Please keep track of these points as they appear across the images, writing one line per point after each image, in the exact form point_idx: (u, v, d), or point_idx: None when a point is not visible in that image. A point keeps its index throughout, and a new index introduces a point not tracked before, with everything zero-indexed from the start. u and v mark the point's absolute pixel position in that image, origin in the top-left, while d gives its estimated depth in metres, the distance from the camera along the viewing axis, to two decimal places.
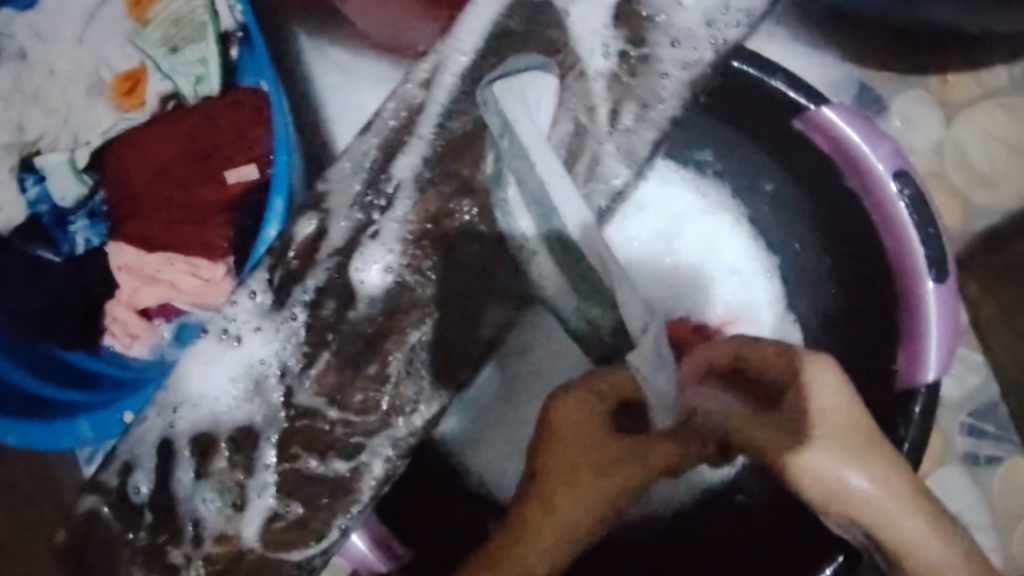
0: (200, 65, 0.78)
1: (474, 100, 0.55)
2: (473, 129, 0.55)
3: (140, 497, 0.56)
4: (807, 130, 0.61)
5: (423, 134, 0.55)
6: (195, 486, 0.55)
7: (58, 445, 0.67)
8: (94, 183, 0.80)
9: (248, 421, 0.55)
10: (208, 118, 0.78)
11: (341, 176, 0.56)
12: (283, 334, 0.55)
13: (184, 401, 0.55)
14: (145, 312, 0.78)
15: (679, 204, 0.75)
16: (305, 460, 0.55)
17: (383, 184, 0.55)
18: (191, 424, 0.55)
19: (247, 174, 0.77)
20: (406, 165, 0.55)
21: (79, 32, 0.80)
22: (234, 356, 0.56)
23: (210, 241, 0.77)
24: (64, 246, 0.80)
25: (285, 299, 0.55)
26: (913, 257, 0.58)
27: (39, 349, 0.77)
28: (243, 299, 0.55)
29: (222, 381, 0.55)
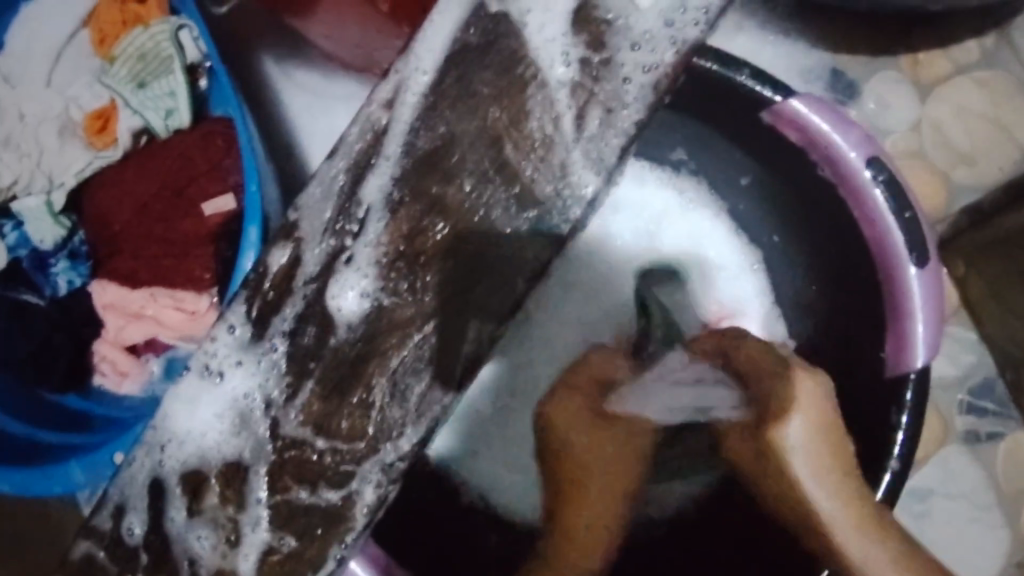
0: (170, 97, 0.77)
1: (442, 119, 0.55)
2: (439, 143, 0.55)
3: (134, 539, 0.56)
4: (777, 123, 0.60)
5: (390, 155, 0.55)
6: (187, 525, 0.55)
7: (50, 489, 0.66)
8: (72, 223, 0.79)
9: (236, 456, 0.55)
10: (181, 152, 0.78)
11: (311, 203, 0.56)
12: (264, 367, 0.55)
13: (172, 441, 0.55)
14: (132, 348, 0.79)
15: (658, 202, 0.74)
16: (297, 493, 0.54)
17: (353, 207, 0.55)
18: (180, 463, 0.55)
19: (225, 205, 0.77)
20: (374, 186, 0.55)
21: (47, 73, 0.81)
22: (220, 393, 0.56)
23: (193, 272, 0.77)
24: (48, 289, 0.79)
25: (265, 331, 0.55)
26: (893, 243, 0.58)
27: (35, 394, 0.78)
28: (223, 334, 0.56)
29: (206, 419, 0.55)
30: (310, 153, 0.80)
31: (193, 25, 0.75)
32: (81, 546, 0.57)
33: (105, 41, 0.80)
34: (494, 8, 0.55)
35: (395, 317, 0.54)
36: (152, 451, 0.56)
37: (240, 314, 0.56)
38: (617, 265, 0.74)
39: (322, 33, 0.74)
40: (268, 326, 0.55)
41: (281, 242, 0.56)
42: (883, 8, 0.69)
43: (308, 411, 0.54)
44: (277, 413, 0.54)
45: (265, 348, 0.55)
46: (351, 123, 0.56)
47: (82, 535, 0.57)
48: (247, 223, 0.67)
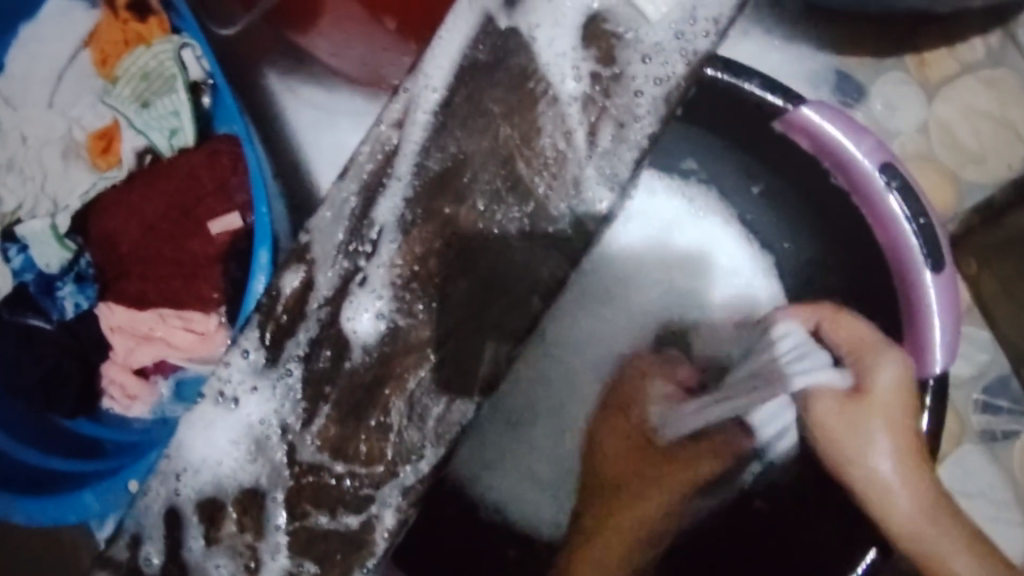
0: (174, 117, 0.77)
1: (452, 139, 0.55)
2: (452, 164, 0.55)
3: (152, 569, 0.55)
4: (789, 131, 0.60)
5: (401, 175, 0.55)
6: (205, 554, 0.54)
7: (65, 518, 0.66)
8: (77, 246, 0.78)
9: (254, 482, 0.54)
10: (187, 171, 0.77)
11: (323, 225, 0.56)
12: (280, 391, 0.55)
13: (188, 469, 0.55)
14: (141, 371, 0.78)
15: (669, 211, 0.74)
16: (315, 517, 0.53)
17: (365, 230, 0.55)
18: (196, 492, 0.55)
19: (232, 224, 0.77)
20: (388, 208, 0.55)
21: (48, 94, 0.80)
22: (236, 419, 0.55)
23: (201, 293, 0.77)
24: (56, 312, 0.78)
25: (279, 355, 0.55)
26: (910, 249, 0.58)
27: (45, 420, 0.77)
28: (236, 359, 0.55)
29: (222, 445, 0.55)
30: (317, 171, 0.80)
31: (196, 44, 0.75)
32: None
33: (107, 60, 0.79)
34: (502, 26, 0.55)
35: (411, 338, 0.53)
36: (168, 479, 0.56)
37: (253, 338, 0.56)
38: (630, 276, 0.74)
39: (328, 49, 0.74)
40: (282, 350, 0.55)
41: (293, 265, 0.56)
42: (891, 11, 0.69)
43: (324, 435, 0.53)
44: (294, 438, 0.54)
45: (279, 372, 0.55)
46: (362, 143, 0.56)
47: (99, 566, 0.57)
48: (258, 244, 0.66)
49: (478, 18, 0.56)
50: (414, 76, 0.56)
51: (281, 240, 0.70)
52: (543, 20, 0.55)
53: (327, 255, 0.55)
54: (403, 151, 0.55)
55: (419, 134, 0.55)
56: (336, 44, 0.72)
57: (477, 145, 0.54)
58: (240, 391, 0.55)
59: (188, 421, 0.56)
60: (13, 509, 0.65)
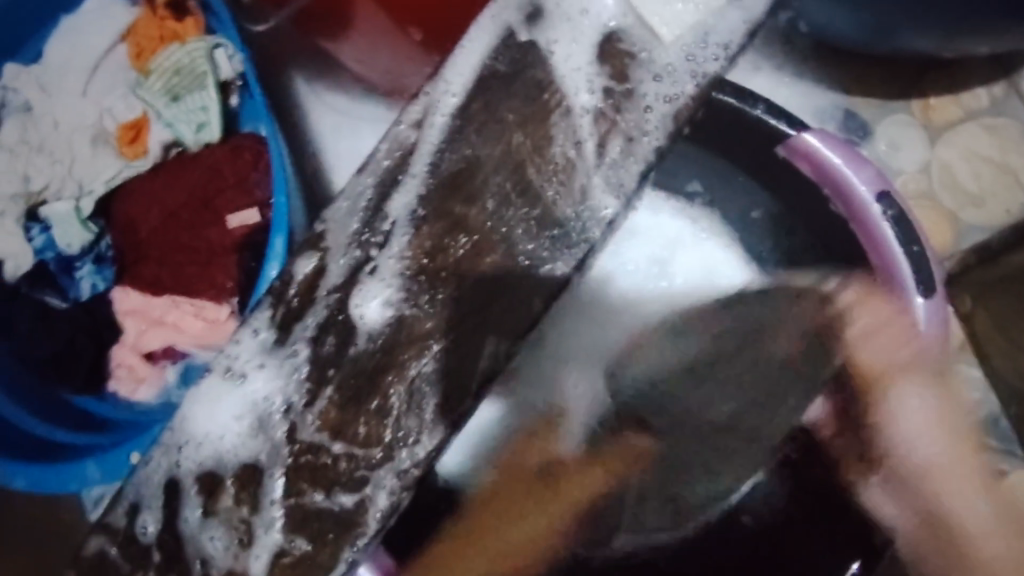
0: (201, 113, 0.81)
1: (469, 144, 0.58)
2: (464, 168, 0.57)
3: (148, 536, 0.57)
4: (792, 157, 0.63)
5: (416, 173, 0.58)
6: (201, 524, 0.56)
7: (65, 487, 0.68)
8: (99, 230, 0.81)
9: (253, 457, 0.56)
10: (212, 165, 0.80)
11: (339, 216, 0.58)
12: (286, 370, 0.57)
13: (190, 441, 0.57)
14: (150, 355, 0.80)
15: (671, 232, 0.77)
16: (312, 493, 0.55)
17: (379, 224, 0.57)
18: (197, 465, 0.57)
19: (249, 217, 0.79)
20: (399, 205, 0.57)
21: (82, 83, 0.83)
22: (240, 396, 0.57)
23: (214, 281, 0.79)
24: (72, 291, 0.81)
25: (287, 336, 0.57)
26: (902, 275, 0.62)
27: (52, 395, 0.79)
28: (246, 338, 0.57)
29: (226, 420, 0.57)
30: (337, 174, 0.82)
31: (229, 44, 0.79)
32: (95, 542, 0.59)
33: (142, 54, 0.82)
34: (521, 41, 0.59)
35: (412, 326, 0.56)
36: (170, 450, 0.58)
37: (264, 318, 0.58)
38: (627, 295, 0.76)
39: (353, 57, 0.77)
40: (292, 332, 0.57)
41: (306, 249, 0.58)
42: (899, 52, 0.71)
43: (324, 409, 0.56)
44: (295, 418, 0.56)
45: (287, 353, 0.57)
46: (381, 140, 0.58)
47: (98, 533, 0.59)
48: (275, 232, 0.69)
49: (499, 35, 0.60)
50: (435, 83, 0.59)
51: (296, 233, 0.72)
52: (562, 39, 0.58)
53: (339, 245, 0.58)
54: (420, 151, 0.58)
55: (437, 136, 0.58)
56: (361, 51, 0.75)
57: (490, 152, 0.57)
58: (247, 367, 0.57)
59: (194, 393, 0.58)
60: (19, 475, 0.67)
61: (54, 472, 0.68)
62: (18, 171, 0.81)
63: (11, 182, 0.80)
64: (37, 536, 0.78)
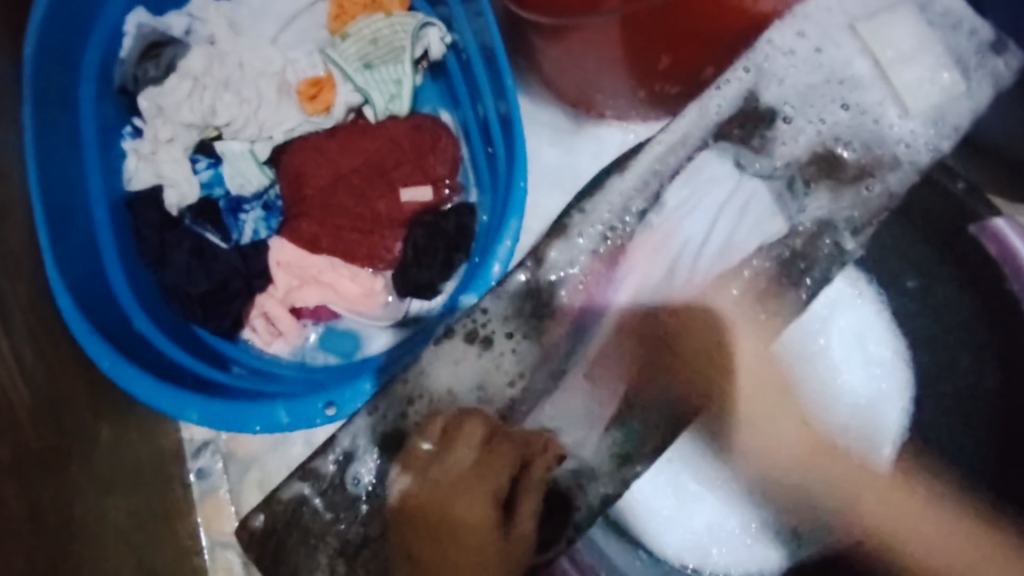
0: (395, 84, 0.81)
1: (719, 162, 0.68)
2: (699, 158, 0.69)
3: (358, 487, 0.63)
4: (983, 238, 0.64)
5: (638, 166, 0.70)
6: (366, 449, 0.64)
7: (256, 425, 0.71)
8: (272, 176, 0.82)
9: (481, 380, 0.65)
10: (392, 139, 0.81)
11: (594, 210, 0.69)
12: (522, 304, 0.66)
13: (421, 396, 0.65)
14: (297, 310, 0.80)
15: (657, 485, 0.75)
16: (568, 465, 0.63)
17: (627, 224, 0.68)
18: (403, 394, 0.66)
19: (422, 194, 0.80)
20: (616, 196, 0.69)
21: (275, 31, 0.84)
22: (483, 356, 0.66)
23: (375, 250, 0.80)
24: (233, 234, 0.80)
25: (538, 289, 0.67)
26: None
27: (188, 329, 0.79)
28: (494, 305, 0.67)
29: (458, 374, 0.65)
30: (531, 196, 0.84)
31: (440, 24, 0.80)
32: (296, 487, 0.62)
33: (342, 16, 0.83)
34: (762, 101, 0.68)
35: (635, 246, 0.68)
36: (394, 402, 0.66)
37: (504, 299, 0.66)
38: (700, 521, 0.75)
39: (561, 56, 0.75)
40: (547, 296, 0.67)
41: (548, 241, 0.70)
42: None
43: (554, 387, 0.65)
44: (520, 352, 0.66)
45: (536, 304, 0.67)
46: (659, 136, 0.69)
47: (297, 478, 0.63)
48: (512, 214, 0.73)
49: (748, 86, 0.68)
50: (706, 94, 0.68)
51: (497, 220, 0.76)
52: (851, 104, 0.66)
53: (590, 242, 0.67)
54: (659, 160, 0.69)
55: (674, 153, 0.69)
56: (567, 54, 0.74)
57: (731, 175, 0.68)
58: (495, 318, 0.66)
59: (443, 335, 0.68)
60: (195, 410, 0.70)
61: (241, 412, 0.71)
62: (204, 105, 0.80)
63: (194, 113, 0.80)
64: (145, 479, 0.77)
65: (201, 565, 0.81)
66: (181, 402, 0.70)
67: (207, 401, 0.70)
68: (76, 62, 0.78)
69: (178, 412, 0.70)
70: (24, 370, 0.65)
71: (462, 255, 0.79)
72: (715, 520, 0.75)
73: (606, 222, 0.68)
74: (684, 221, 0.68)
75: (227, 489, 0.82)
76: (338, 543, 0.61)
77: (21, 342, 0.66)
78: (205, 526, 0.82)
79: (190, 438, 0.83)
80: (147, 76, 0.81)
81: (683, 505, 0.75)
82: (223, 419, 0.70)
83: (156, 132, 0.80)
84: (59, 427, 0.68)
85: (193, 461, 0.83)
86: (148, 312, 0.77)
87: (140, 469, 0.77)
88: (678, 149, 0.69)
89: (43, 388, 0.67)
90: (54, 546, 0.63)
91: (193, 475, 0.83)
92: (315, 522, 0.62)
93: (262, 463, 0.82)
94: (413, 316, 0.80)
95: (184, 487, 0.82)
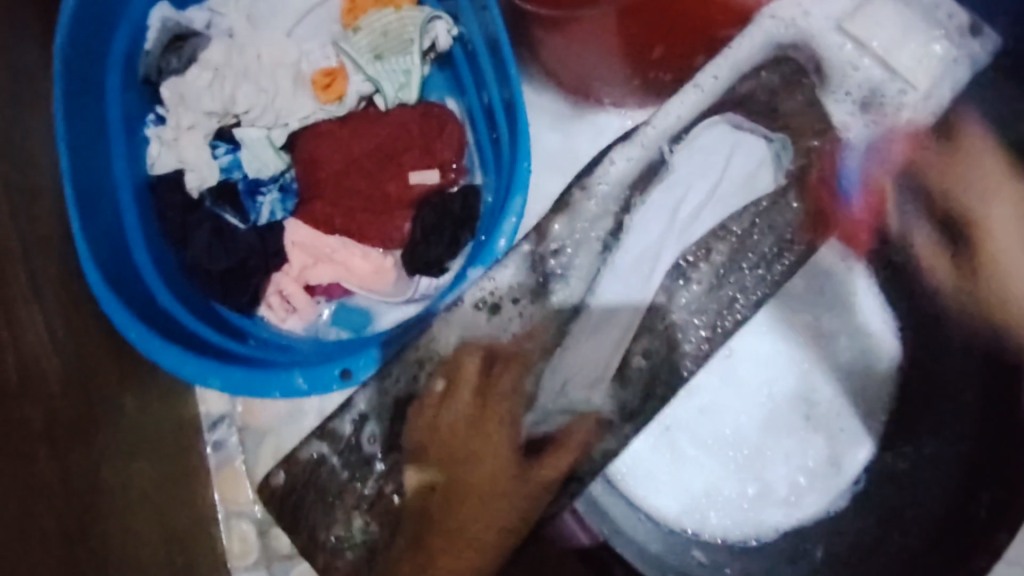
0: (404, 74, 0.85)
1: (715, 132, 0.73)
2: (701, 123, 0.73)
3: (371, 445, 0.67)
4: None
5: (640, 141, 0.73)
6: (382, 413, 0.69)
7: (274, 391, 0.75)
8: (288, 161, 0.86)
9: (489, 341, 0.69)
10: (402, 125, 0.85)
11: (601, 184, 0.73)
12: (527, 268, 0.71)
13: (431, 358, 0.69)
14: (311, 288, 0.84)
15: (650, 453, 0.73)
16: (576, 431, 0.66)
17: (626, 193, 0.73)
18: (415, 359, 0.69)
19: (430, 177, 0.84)
20: (619, 167, 0.73)
21: (291, 25, 0.89)
22: (490, 318, 0.70)
23: (385, 231, 0.84)
24: (250, 215, 0.85)
25: (541, 256, 0.71)
26: None
27: (208, 306, 0.84)
28: (503, 272, 0.71)
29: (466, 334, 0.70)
30: None
31: (447, 17, 0.85)
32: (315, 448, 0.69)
33: (354, 11, 0.88)
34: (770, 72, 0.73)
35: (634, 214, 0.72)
36: (408, 364, 0.70)
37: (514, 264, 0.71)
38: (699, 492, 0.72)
39: None
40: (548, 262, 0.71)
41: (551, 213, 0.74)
42: None
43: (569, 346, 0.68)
44: (527, 313, 0.70)
45: (538, 273, 0.71)
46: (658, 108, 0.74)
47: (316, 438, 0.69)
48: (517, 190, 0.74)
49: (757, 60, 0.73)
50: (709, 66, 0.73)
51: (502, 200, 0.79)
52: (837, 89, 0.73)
53: (597, 211, 0.72)
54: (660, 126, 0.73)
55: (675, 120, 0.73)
56: None
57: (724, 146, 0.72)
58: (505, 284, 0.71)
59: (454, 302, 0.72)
60: (217, 376, 0.74)
61: (262, 378, 0.76)
62: (224, 91, 0.84)
63: (213, 101, 0.84)
64: (166, 448, 0.81)
65: (217, 534, 0.85)
66: (203, 370, 0.74)
67: (230, 368, 0.74)
68: (101, 54, 0.82)
69: (200, 378, 0.74)
70: (56, 339, 0.69)
71: (468, 234, 0.83)
72: (713, 485, 0.72)
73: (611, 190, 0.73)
74: (665, 194, 0.72)
75: (242, 460, 0.87)
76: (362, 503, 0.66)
77: (53, 314, 0.70)
78: (221, 496, 0.86)
79: (207, 411, 0.88)
80: (169, 68, 0.85)
81: (680, 471, 0.73)
82: (244, 384, 0.75)
83: (178, 120, 0.85)
84: (88, 396, 0.72)
85: (210, 434, 0.87)
86: (169, 288, 0.82)
87: (161, 438, 0.81)
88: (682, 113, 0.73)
89: (73, 357, 0.71)
90: (85, 504, 0.67)
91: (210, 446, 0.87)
92: (333, 481, 0.67)
93: (276, 434, 0.86)
94: (421, 292, 0.84)
95: (201, 457, 0.86)
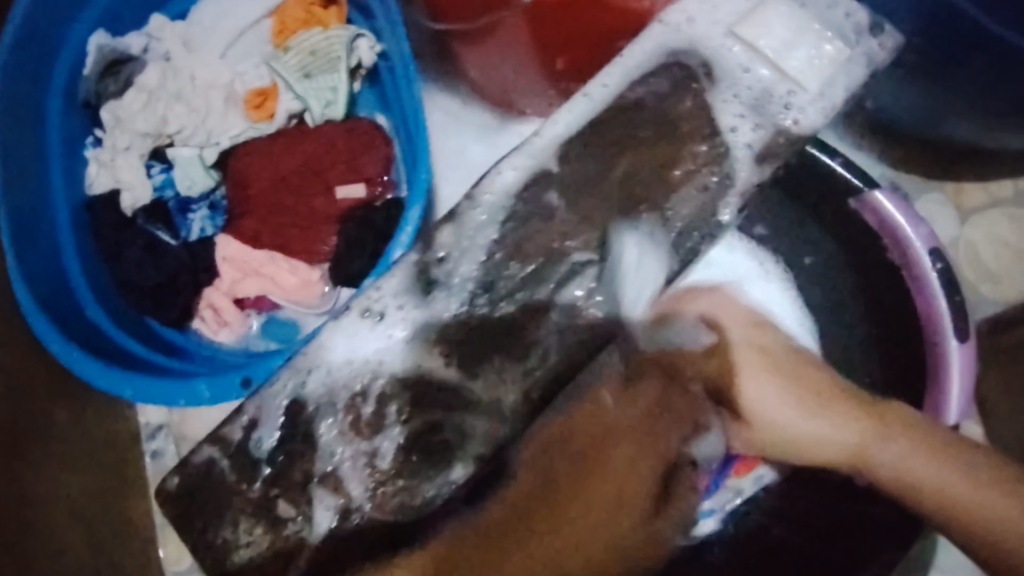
0: (331, 91, 0.87)
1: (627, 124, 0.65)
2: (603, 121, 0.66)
3: (261, 451, 0.62)
4: (861, 209, 0.73)
5: (530, 150, 0.65)
6: (274, 425, 0.62)
7: (182, 400, 0.77)
8: (218, 179, 0.89)
9: (378, 358, 0.63)
10: (328, 141, 0.87)
11: (495, 185, 0.65)
12: (409, 283, 0.63)
13: (317, 368, 0.63)
14: (241, 301, 0.86)
15: None
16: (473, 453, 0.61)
17: (523, 194, 0.64)
18: (296, 378, 0.62)
19: (356, 191, 0.86)
20: (508, 175, 0.65)
21: (224, 47, 0.91)
22: (376, 335, 0.63)
23: (312, 245, 0.86)
24: (181, 231, 0.87)
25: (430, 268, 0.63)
26: (940, 314, 0.68)
27: (141, 322, 0.87)
28: (388, 281, 0.63)
29: (354, 352, 0.63)
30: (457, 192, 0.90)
31: (370, 35, 0.87)
32: (205, 451, 0.63)
33: (284, 32, 0.90)
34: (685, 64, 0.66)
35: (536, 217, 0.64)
36: (294, 374, 0.63)
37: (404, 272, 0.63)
38: None
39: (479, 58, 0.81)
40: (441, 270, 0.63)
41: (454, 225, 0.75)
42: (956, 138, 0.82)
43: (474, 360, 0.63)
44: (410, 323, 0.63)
45: (427, 288, 0.63)
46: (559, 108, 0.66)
47: (208, 443, 0.63)
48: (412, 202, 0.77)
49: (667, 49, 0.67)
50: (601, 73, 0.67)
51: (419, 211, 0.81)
52: None
53: (491, 210, 0.64)
54: (550, 130, 0.66)
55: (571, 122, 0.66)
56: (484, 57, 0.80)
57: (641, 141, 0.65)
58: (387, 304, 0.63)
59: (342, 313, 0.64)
60: (129, 386, 0.76)
61: (169, 388, 0.77)
62: (156, 114, 0.87)
63: (147, 123, 0.87)
64: (99, 457, 0.83)
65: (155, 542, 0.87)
66: (114, 380, 0.76)
67: (141, 378, 0.77)
68: (43, 80, 0.85)
69: (113, 388, 0.76)
70: None
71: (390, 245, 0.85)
72: None
73: (500, 188, 0.64)
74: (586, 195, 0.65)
75: None
76: (271, 515, 0.61)
77: None
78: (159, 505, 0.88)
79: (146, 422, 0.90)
80: (107, 92, 0.88)
81: None
82: (154, 392, 0.77)
83: (115, 141, 0.87)
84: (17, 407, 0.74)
85: (149, 443, 0.89)
86: (101, 303, 0.85)
87: (94, 449, 0.83)
88: (577, 115, 0.66)
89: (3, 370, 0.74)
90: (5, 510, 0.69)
91: (148, 456, 0.89)
92: (227, 487, 0.62)
93: None
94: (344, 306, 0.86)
95: (139, 466, 0.88)
